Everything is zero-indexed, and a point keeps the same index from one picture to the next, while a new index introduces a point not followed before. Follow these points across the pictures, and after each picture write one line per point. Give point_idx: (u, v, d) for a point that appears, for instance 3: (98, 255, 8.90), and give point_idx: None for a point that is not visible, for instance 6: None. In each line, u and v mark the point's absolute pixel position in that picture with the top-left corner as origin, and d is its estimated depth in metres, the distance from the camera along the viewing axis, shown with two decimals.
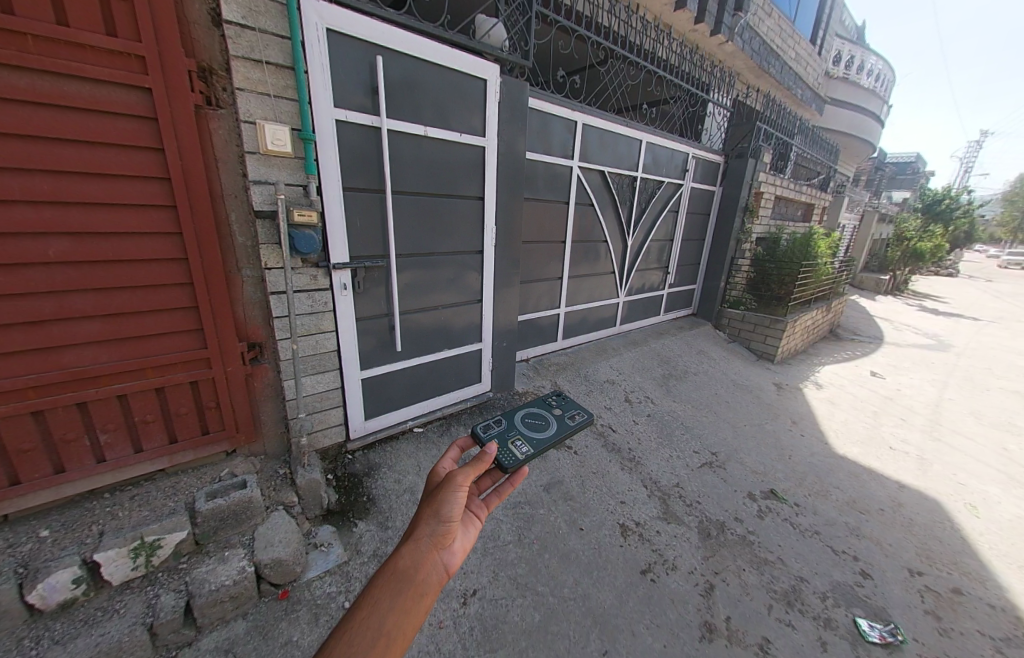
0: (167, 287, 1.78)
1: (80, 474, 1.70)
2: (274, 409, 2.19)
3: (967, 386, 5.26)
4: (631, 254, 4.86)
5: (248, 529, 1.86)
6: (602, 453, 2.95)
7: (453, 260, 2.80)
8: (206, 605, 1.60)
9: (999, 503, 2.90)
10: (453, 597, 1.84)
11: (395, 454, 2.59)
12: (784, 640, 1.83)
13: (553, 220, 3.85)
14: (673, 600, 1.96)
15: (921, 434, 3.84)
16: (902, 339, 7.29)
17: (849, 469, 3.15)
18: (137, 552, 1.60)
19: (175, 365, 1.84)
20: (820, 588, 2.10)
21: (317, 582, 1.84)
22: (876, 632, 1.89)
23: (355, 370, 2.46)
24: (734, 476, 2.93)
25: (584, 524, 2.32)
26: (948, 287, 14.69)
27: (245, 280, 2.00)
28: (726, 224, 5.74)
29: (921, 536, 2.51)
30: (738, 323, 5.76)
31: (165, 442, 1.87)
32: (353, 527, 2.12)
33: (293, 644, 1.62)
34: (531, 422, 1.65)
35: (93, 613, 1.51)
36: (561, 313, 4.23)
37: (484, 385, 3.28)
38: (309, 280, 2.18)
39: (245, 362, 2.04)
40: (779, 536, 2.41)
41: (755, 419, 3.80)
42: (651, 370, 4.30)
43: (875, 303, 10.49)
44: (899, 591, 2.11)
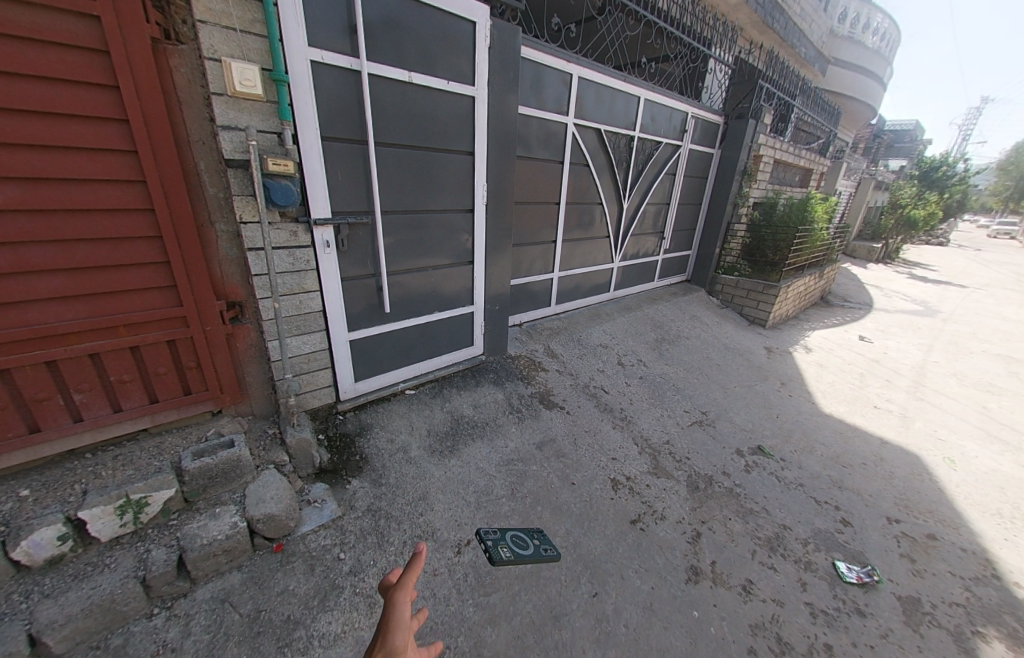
0: (134, 240, 1.67)
1: (57, 434, 1.63)
2: (259, 370, 2.13)
3: (951, 348, 5.37)
4: (627, 218, 4.74)
5: (238, 487, 1.86)
6: (594, 413, 2.97)
7: (442, 218, 2.69)
8: (199, 558, 1.60)
9: (975, 457, 3.00)
10: (447, 546, 1.89)
11: (387, 415, 2.58)
12: (767, 581, 1.91)
13: (546, 179, 3.70)
14: (661, 547, 2.02)
15: (904, 394, 3.93)
16: (890, 305, 7.38)
17: (834, 426, 3.23)
18: (124, 510, 1.58)
19: (150, 324, 1.76)
20: (802, 535, 2.18)
21: (311, 536, 1.86)
22: (854, 573, 1.98)
23: (342, 331, 2.40)
24: (723, 434, 2.98)
25: (576, 479, 2.37)
26: (937, 255, 14.81)
27: (219, 234, 1.89)
28: (723, 187, 5.61)
29: (899, 487, 2.60)
30: (731, 289, 5.73)
31: (145, 403, 1.81)
32: (347, 484, 2.13)
33: (289, 593, 1.63)
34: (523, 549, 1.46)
35: (82, 569, 1.49)
36: (555, 277, 4.15)
37: (477, 349, 3.24)
38: (289, 237, 2.07)
39: (224, 321, 1.95)
40: (764, 488, 2.49)
41: (745, 381, 3.84)
42: (644, 334, 4.29)
43: (866, 270, 10.52)
44: (876, 537, 2.21)
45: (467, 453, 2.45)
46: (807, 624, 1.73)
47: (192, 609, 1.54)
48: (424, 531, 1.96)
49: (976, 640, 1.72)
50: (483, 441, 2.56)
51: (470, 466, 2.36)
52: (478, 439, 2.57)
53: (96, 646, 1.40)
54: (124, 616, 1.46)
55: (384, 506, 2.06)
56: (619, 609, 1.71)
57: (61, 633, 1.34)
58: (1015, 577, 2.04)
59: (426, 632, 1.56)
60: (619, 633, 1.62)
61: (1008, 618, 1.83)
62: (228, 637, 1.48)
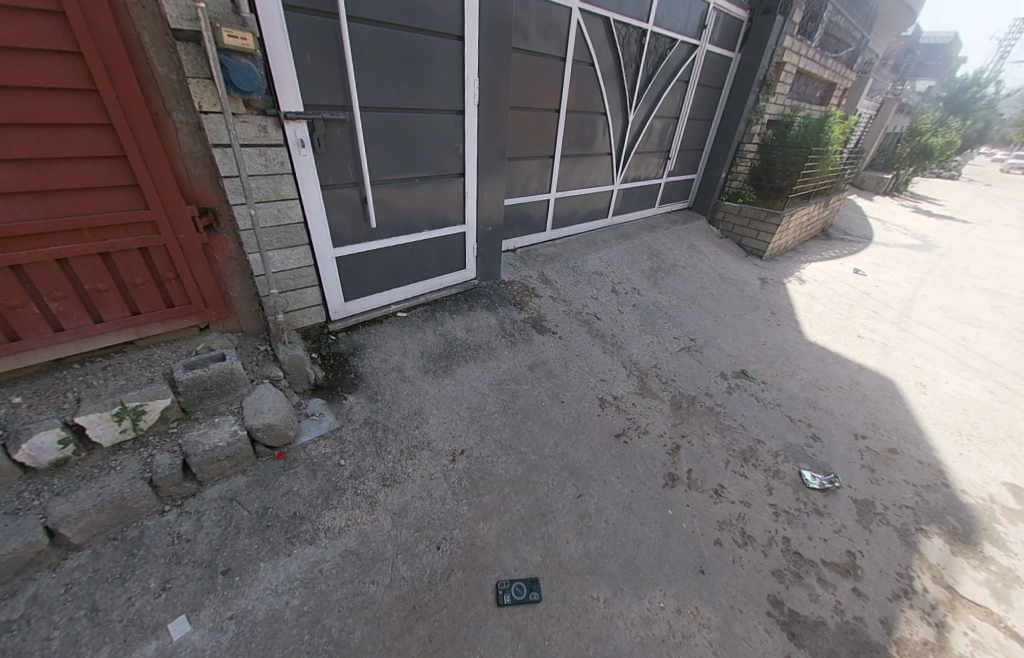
0: (81, 128, 1.46)
1: (39, 345, 1.56)
2: (243, 284, 2.05)
3: (942, 282, 5.39)
4: (631, 133, 4.37)
5: (235, 399, 1.89)
6: (585, 338, 3.00)
7: (430, 123, 2.44)
8: (203, 462, 1.67)
9: (945, 383, 3.15)
10: (442, 455, 2.00)
11: (379, 336, 2.57)
12: (737, 486, 2.08)
13: (546, 82, 3.32)
14: (642, 457, 2.16)
15: (889, 325, 4.01)
16: (889, 238, 7.25)
17: (817, 353, 3.33)
18: (121, 417, 1.60)
19: (117, 228, 1.61)
20: (774, 448, 2.34)
21: (311, 444, 1.94)
22: (817, 480, 2.15)
23: (326, 246, 2.29)
24: (709, 359, 3.05)
25: (565, 398, 2.45)
26: (946, 189, 14.29)
27: (178, 127, 1.67)
28: (738, 101, 5.13)
29: (869, 408, 2.75)
30: (733, 218, 5.50)
31: (127, 314, 1.73)
32: (343, 399, 2.18)
33: (294, 493, 1.74)
34: (516, 599, 1.49)
35: (88, 471, 1.54)
36: (552, 198, 3.92)
37: (469, 272, 3.15)
38: (258, 133, 1.86)
39: (199, 229, 1.81)
40: (743, 407, 2.62)
41: (737, 311, 3.86)
42: (640, 262, 4.19)
43: (872, 202, 10.17)
44: (841, 450, 2.38)
45: (460, 373, 2.49)
46: (770, 521, 1.92)
47: (202, 507, 1.64)
48: (420, 441, 2.05)
49: (916, 534, 1.93)
50: (476, 362, 2.59)
51: (464, 385, 2.42)
52: (471, 361, 2.60)
53: (114, 536, 1.50)
54: (137, 512, 1.55)
55: (381, 419, 2.12)
56: (600, 508, 1.86)
57: (77, 525, 1.43)
58: (961, 484, 2.25)
59: (424, 526, 1.69)
60: (601, 527, 1.78)
61: (948, 516, 2.05)
62: (239, 530, 1.59)
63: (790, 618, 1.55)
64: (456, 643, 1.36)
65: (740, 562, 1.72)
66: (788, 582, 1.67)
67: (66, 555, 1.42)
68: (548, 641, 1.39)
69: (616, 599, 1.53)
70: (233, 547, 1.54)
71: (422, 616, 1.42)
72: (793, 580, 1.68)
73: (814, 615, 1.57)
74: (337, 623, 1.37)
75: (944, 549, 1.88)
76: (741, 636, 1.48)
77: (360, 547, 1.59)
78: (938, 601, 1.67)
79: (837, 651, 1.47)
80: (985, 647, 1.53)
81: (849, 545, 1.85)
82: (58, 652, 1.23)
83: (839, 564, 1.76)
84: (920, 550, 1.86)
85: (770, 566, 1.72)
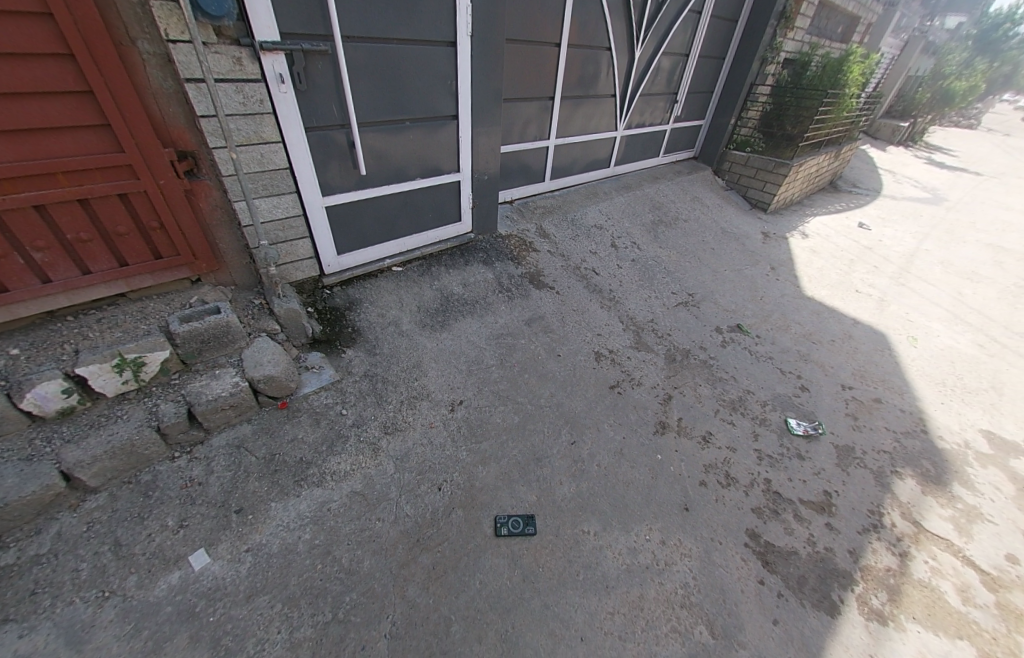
0: (39, 58, 1.34)
1: (29, 296, 1.54)
2: (232, 234, 1.99)
3: (946, 237, 5.30)
4: (637, 73, 4.08)
5: (234, 351, 1.90)
6: (583, 293, 2.99)
7: (419, 58, 2.27)
8: (208, 411, 1.71)
9: (936, 336, 3.19)
10: (441, 405, 2.06)
11: (375, 290, 2.55)
12: (725, 433, 2.16)
13: (545, 11, 3.04)
14: (635, 407, 2.22)
15: (888, 280, 3.99)
16: (899, 191, 7.02)
17: (813, 308, 3.33)
18: (122, 368, 1.61)
19: (94, 173, 1.53)
20: (763, 398, 2.41)
21: (312, 395, 1.98)
22: (801, 427, 2.25)
23: (315, 195, 2.20)
24: (706, 313, 3.06)
25: (562, 351, 2.48)
26: (963, 139, 13.65)
27: (144, 59, 1.54)
28: (753, 36, 4.73)
29: (859, 361, 2.81)
30: (740, 168, 5.27)
31: (115, 265, 1.69)
32: (341, 353, 2.20)
33: (298, 440, 1.80)
34: (512, 532, 1.60)
35: (95, 419, 1.58)
36: (551, 146, 3.73)
37: (465, 225, 3.06)
38: (233, 66, 1.72)
39: (180, 175, 1.73)
40: (736, 360, 2.66)
41: (737, 265, 3.81)
42: (641, 215, 4.08)
43: (885, 152, 9.74)
44: (827, 400, 2.46)
45: (457, 327, 2.50)
46: (754, 464, 2.02)
47: (211, 453, 1.70)
48: (419, 392, 2.10)
49: (892, 476, 2.05)
50: (473, 316, 2.59)
51: (461, 339, 2.43)
52: (468, 315, 2.59)
53: (128, 480, 1.57)
54: (148, 457, 1.61)
55: (380, 371, 2.16)
56: (593, 453, 1.95)
57: (91, 470, 1.48)
58: (939, 431, 2.34)
59: (425, 470, 1.77)
60: (593, 470, 1.87)
61: (923, 460, 2.15)
62: (248, 474, 1.66)
63: (766, 549, 1.68)
64: (458, 571, 1.47)
65: (723, 501, 1.83)
66: (767, 518, 1.79)
67: (84, 496, 1.49)
68: (542, 568, 1.51)
69: (606, 533, 1.65)
70: (244, 489, 1.61)
71: (425, 548, 1.52)
72: (772, 516, 1.80)
73: (788, 546, 1.69)
74: (346, 554, 1.48)
75: (916, 489, 2.00)
76: (720, 563, 1.61)
77: (365, 489, 1.67)
78: (904, 534, 1.80)
79: (807, 575, 1.61)
80: (943, 572, 1.67)
81: (826, 486, 1.96)
82: (88, 580, 1.32)
83: (816, 502, 1.88)
84: (893, 490, 1.98)
85: (751, 505, 1.84)
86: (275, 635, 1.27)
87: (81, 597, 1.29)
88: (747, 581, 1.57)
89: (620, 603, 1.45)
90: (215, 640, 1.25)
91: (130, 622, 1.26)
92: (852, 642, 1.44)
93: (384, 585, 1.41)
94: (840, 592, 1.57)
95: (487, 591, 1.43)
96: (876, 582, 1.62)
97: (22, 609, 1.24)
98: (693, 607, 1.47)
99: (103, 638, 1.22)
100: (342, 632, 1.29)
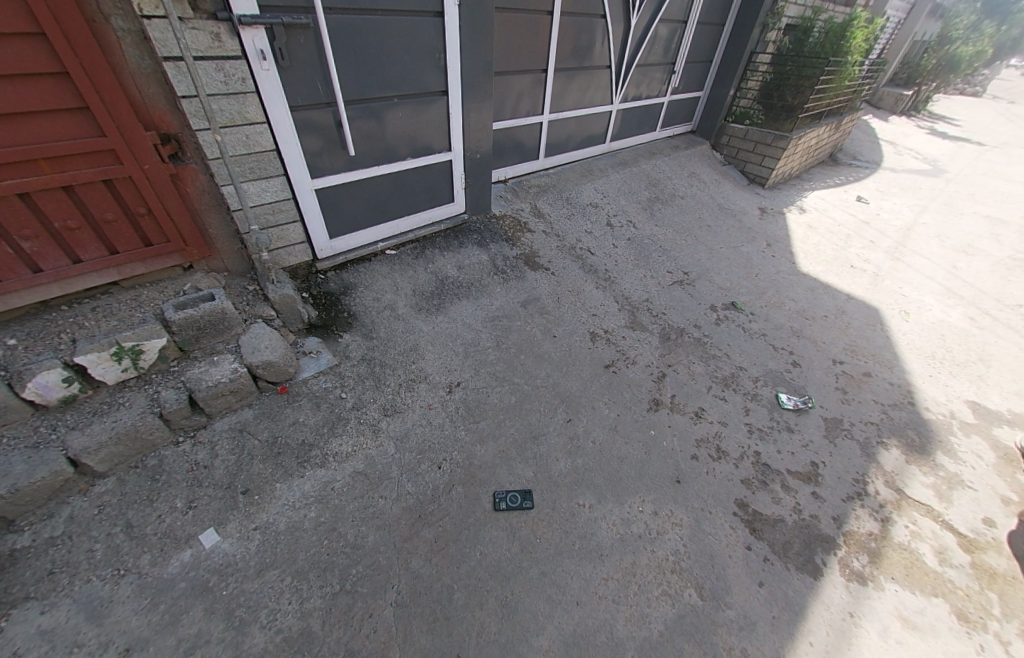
0: (10, 37, 1.29)
1: (21, 286, 1.53)
2: (221, 220, 1.96)
3: (944, 210, 5.27)
4: (633, 43, 3.95)
5: (231, 338, 1.91)
6: (578, 273, 2.98)
7: (406, 30, 2.19)
8: (209, 397, 1.73)
9: (928, 310, 3.22)
10: (439, 387, 2.09)
11: (369, 274, 2.54)
12: (717, 408, 2.22)
13: None
14: (629, 385, 2.26)
15: (884, 255, 3.99)
16: (899, 163, 6.92)
17: (807, 284, 3.34)
18: (121, 356, 1.62)
19: (76, 158, 1.50)
20: (755, 374, 2.46)
21: (311, 379, 2.01)
22: (791, 402, 2.30)
23: (304, 178, 2.17)
24: (701, 291, 3.07)
25: (557, 332, 2.51)
26: (967, 107, 13.33)
27: (119, 36, 1.48)
28: (754, 1, 4.55)
29: (851, 335, 2.85)
30: (738, 142, 5.17)
31: (106, 253, 1.68)
32: (338, 337, 2.21)
33: (300, 423, 1.84)
34: (511, 506, 1.66)
35: (98, 406, 1.60)
36: (545, 121, 3.64)
37: (459, 206, 3.03)
38: (212, 42, 1.66)
39: (164, 158, 1.69)
40: (729, 337, 2.70)
41: (733, 243, 3.80)
42: (637, 192, 4.03)
43: (886, 123, 9.54)
44: (818, 375, 2.50)
45: (453, 310, 2.51)
46: (744, 438, 2.08)
47: (214, 437, 1.74)
48: (416, 374, 2.13)
49: (878, 446, 2.11)
50: (468, 299, 2.60)
51: (457, 321, 2.45)
52: (463, 297, 2.60)
53: (135, 465, 1.61)
54: (153, 442, 1.64)
55: (378, 355, 2.18)
56: (588, 430, 2.00)
57: (98, 456, 1.52)
58: (925, 402, 2.41)
59: (425, 449, 1.82)
60: (588, 447, 1.92)
61: (909, 430, 2.22)
62: (252, 456, 1.70)
63: (754, 517, 1.75)
64: (459, 543, 1.54)
65: (714, 473, 1.90)
66: (755, 489, 1.86)
67: (93, 481, 1.54)
68: (540, 539, 1.58)
69: (600, 505, 1.71)
70: (249, 470, 1.66)
71: (427, 523, 1.58)
72: (760, 486, 1.87)
73: (776, 514, 1.77)
74: (351, 530, 1.54)
75: (901, 458, 2.07)
76: (709, 531, 1.68)
77: (367, 469, 1.72)
78: (886, 501, 1.87)
79: (792, 541, 1.68)
80: (921, 535, 1.75)
81: (814, 457, 2.03)
82: (103, 559, 1.38)
83: (803, 473, 1.95)
84: (878, 460, 2.04)
85: (741, 476, 1.90)
86: (286, 606, 1.34)
87: (97, 575, 1.34)
88: (735, 547, 1.64)
89: (614, 570, 1.52)
90: (229, 612, 1.31)
91: (147, 597, 1.32)
92: (833, 601, 1.52)
93: (389, 558, 1.47)
94: (823, 556, 1.65)
95: (487, 561, 1.50)
96: (857, 546, 1.70)
97: (41, 588, 1.30)
98: (684, 572, 1.54)
99: (122, 612, 1.28)
100: (350, 602, 1.36)
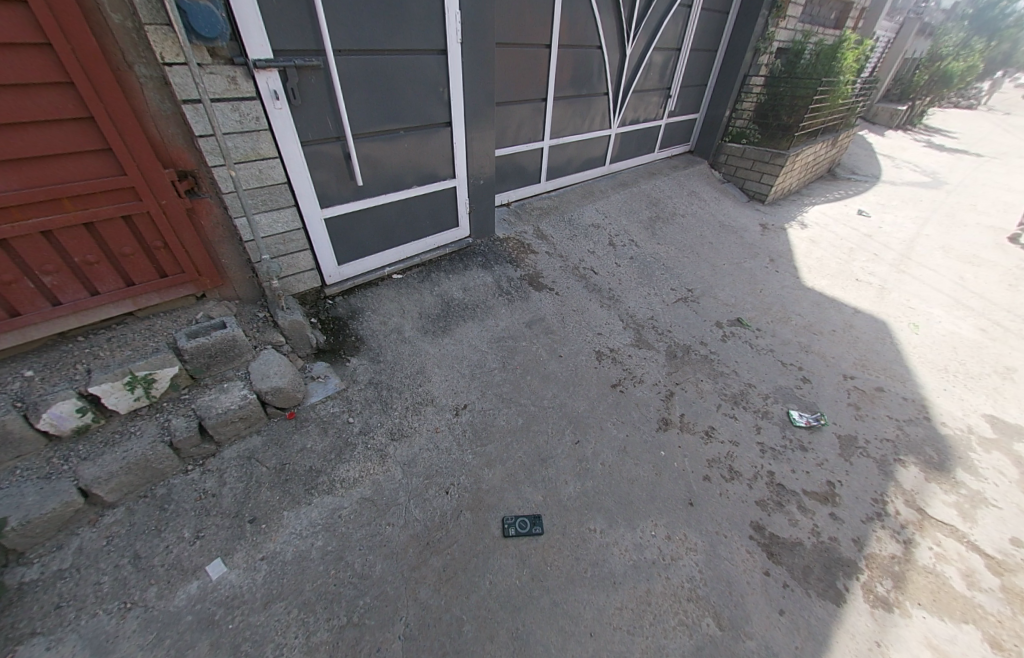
0: (42, 87, 1.38)
1: (39, 319, 1.57)
2: (233, 250, 2.02)
3: (946, 221, 5.27)
4: (629, 69, 4.09)
5: (241, 364, 1.94)
6: (582, 293, 3.00)
7: (410, 65, 2.30)
8: (218, 424, 1.75)
9: (938, 322, 3.19)
10: (446, 409, 2.09)
11: (376, 298, 2.58)
12: (727, 426, 2.19)
13: (534, 14, 3.07)
14: (637, 405, 2.25)
15: (889, 267, 3.98)
16: (899, 176, 6.97)
17: (813, 299, 3.34)
18: (133, 385, 1.66)
19: (97, 196, 1.56)
20: (765, 391, 2.43)
21: (319, 405, 2.02)
22: (803, 419, 2.27)
23: (313, 207, 2.24)
24: (706, 309, 3.08)
25: (563, 352, 2.51)
26: (962, 119, 13.47)
27: (143, 82, 1.58)
28: (745, 28, 4.73)
29: (861, 350, 2.82)
30: (736, 160, 5.26)
31: (122, 286, 1.73)
32: (346, 361, 2.23)
33: (307, 450, 1.84)
34: (520, 532, 1.63)
35: (110, 436, 1.62)
36: (546, 146, 3.75)
37: (463, 231, 3.09)
38: (228, 85, 1.75)
39: (181, 194, 1.76)
40: (737, 354, 2.68)
41: (735, 259, 3.82)
42: (639, 211, 4.09)
43: (883, 138, 9.68)
44: (829, 391, 2.47)
45: (459, 332, 2.53)
46: (757, 457, 2.04)
47: (223, 465, 1.74)
48: (424, 398, 2.13)
49: (894, 464, 2.06)
50: (474, 321, 2.62)
51: (463, 343, 2.47)
52: (469, 319, 2.62)
53: (144, 494, 1.61)
54: (163, 472, 1.64)
55: (385, 379, 2.19)
56: (597, 451, 1.98)
57: (108, 486, 1.53)
58: (942, 417, 2.35)
59: (433, 474, 1.81)
60: (597, 469, 1.90)
61: (927, 447, 2.16)
62: (260, 484, 1.70)
63: (771, 540, 1.70)
64: (468, 571, 1.51)
65: (727, 494, 1.86)
66: (770, 510, 1.81)
67: (102, 512, 1.54)
68: (551, 567, 1.54)
69: (612, 530, 1.67)
70: (256, 499, 1.65)
71: (435, 550, 1.56)
72: (775, 508, 1.82)
73: (794, 538, 1.71)
74: (358, 558, 1.52)
75: (919, 477, 2.01)
76: (725, 556, 1.63)
77: (375, 495, 1.71)
78: (908, 522, 1.81)
79: (812, 565, 1.63)
80: (947, 558, 1.69)
81: (830, 476, 1.98)
82: (110, 592, 1.37)
83: (819, 493, 1.90)
84: (896, 478, 1.99)
85: (755, 497, 1.86)
86: (292, 640, 1.31)
87: (104, 609, 1.33)
88: (753, 573, 1.59)
89: (628, 599, 1.47)
90: (235, 646, 1.29)
91: (153, 632, 1.30)
92: (858, 630, 1.46)
93: (397, 589, 1.44)
94: (845, 581, 1.59)
95: (497, 591, 1.46)
96: (881, 570, 1.64)
97: (48, 623, 1.29)
98: (700, 600, 1.49)
99: (127, 647, 1.27)
100: (358, 636, 1.33)
